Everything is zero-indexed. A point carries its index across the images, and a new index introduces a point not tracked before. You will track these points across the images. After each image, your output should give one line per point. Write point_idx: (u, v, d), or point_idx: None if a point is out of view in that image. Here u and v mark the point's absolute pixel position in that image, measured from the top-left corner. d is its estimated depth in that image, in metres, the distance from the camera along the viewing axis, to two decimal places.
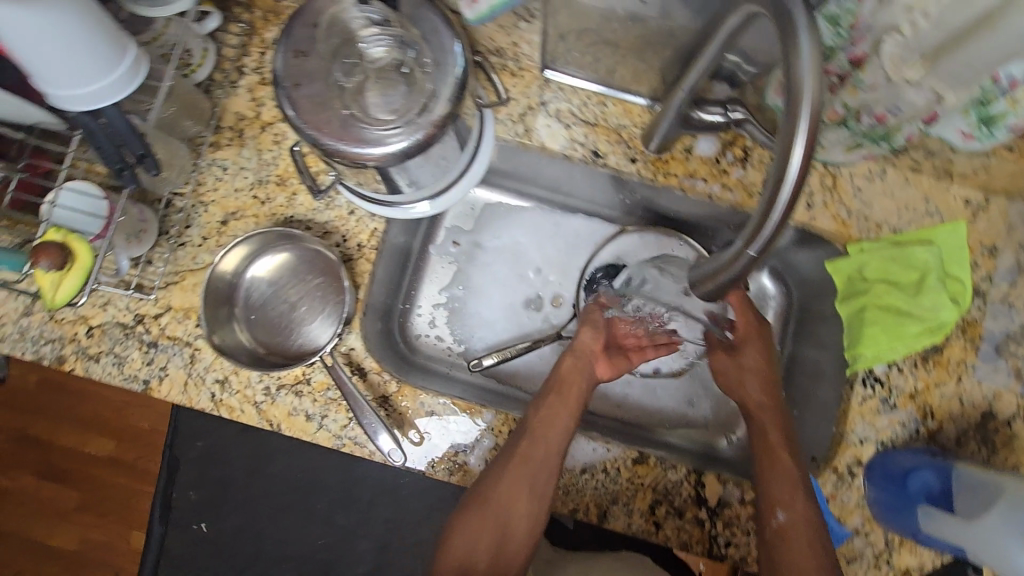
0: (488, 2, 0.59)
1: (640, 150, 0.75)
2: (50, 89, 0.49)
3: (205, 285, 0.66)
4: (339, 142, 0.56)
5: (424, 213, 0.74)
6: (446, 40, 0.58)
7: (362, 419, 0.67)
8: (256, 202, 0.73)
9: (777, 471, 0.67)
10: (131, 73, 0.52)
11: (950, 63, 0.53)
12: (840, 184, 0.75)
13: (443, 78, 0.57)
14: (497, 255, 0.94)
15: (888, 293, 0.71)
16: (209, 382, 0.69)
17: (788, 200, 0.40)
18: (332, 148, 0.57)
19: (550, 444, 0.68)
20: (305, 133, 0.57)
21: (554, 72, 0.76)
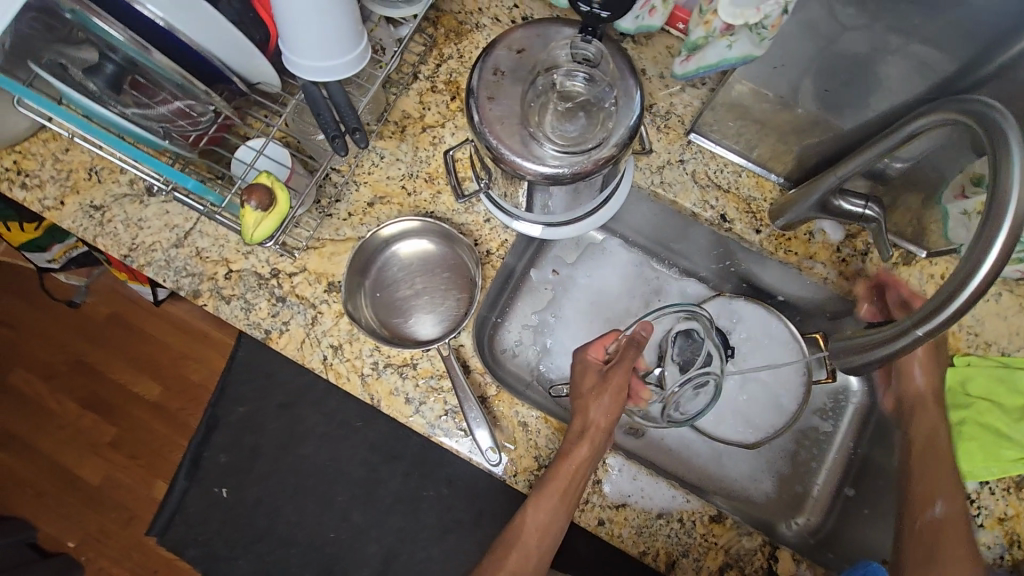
0: (699, 62, 0.65)
1: (765, 223, 0.79)
2: (298, 59, 0.56)
3: (354, 256, 0.72)
4: (512, 154, 0.62)
5: (533, 233, 0.77)
6: (629, 86, 0.63)
7: (468, 412, 0.69)
8: (403, 192, 0.78)
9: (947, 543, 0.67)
10: (363, 56, 0.58)
11: None
12: None
13: (619, 122, 0.62)
14: (593, 292, 0.98)
15: (990, 412, 0.72)
16: (324, 345, 0.73)
17: (971, 293, 0.45)
18: (505, 158, 0.62)
19: (539, 524, 0.66)
20: (486, 141, 0.63)
21: (699, 136, 0.80)
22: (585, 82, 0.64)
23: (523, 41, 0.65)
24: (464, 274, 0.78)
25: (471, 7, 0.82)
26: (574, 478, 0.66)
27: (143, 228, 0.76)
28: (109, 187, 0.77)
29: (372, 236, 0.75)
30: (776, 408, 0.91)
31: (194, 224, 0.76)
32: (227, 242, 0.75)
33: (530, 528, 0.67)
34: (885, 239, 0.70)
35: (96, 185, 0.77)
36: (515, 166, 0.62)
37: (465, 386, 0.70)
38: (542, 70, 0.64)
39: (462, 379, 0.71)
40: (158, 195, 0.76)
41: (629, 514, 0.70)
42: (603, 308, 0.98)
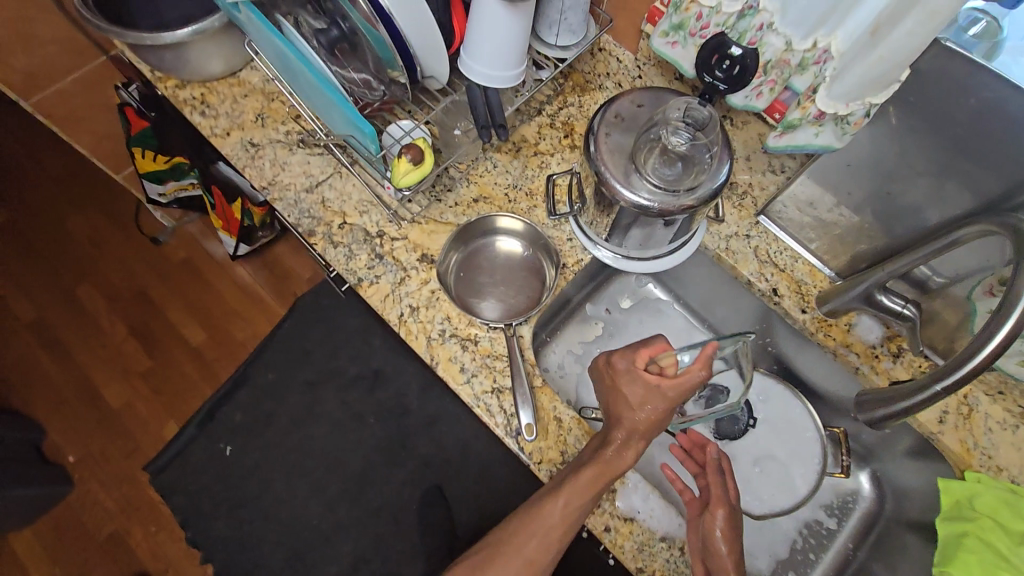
0: (790, 139, 0.76)
1: (812, 305, 0.87)
2: (472, 64, 0.71)
3: (455, 233, 0.85)
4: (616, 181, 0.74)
5: (607, 259, 0.88)
6: (723, 155, 0.73)
7: (518, 391, 0.77)
8: (504, 199, 0.90)
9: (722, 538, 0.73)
10: (518, 79, 0.73)
11: None
12: (974, 417, 0.82)
13: (706, 180, 0.73)
14: (635, 338, 1.07)
15: (993, 531, 0.75)
16: (403, 304, 0.82)
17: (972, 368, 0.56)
18: (605, 182, 0.75)
19: (565, 516, 0.70)
20: (594, 165, 0.76)
21: (766, 219, 0.90)
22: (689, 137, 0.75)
23: (643, 100, 0.79)
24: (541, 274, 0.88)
25: (601, 70, 0.96)
26: (602, 482, 0.69)
27: (284, 170, 0.89)
28: (269, 131, 0.91)
29: (474, 223, 0.88)
30: (788, 489, 0.94)
31: (328, 177, 0.89)
32: (349, 199, 0.88)
33: (553, 518, 0.71)
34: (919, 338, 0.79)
35: (259, 127, 0.91)
36: (617, 189, 0.74)
37: (524, 369, 0.78)
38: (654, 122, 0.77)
39: (522, 363, 0.79)
40: (307, 148, 0.90)
41: (635, 529, 0.73)
42: None
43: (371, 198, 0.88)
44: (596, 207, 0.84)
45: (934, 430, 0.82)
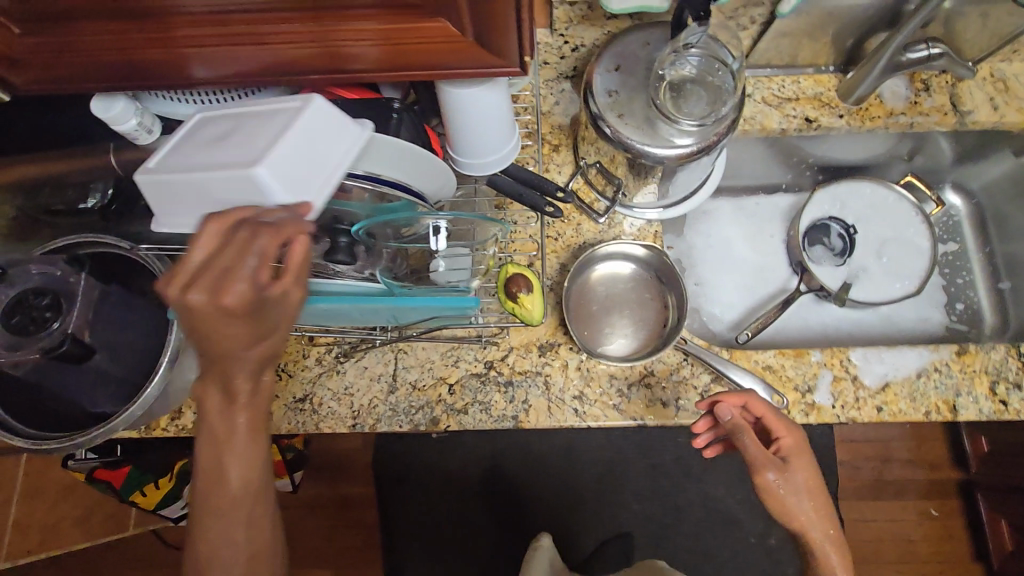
0: None
1: (840, 107, 0.90)
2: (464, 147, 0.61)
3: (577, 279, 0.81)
4: (666, 147, 0.70)
5: (656, 219, 0.84)
6: (723, 61, 0.72)
7: (727, 371, 0.74)
8: (552, 240, 0.83)
9: (805, 471, 0.69)
10: (502, 138, 0.61)
11: None
12: (1011, 85, 0.88)
13: (729, 93, 0.70)
14: (720, 245, 1.08)
15: None
16: (569, 400, 0.76)
17: None
18: (636, 151, 0.70)
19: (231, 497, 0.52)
20: (619, 142, 0.71)
21: (752, 71, 0.92)
22: (686, 66, 0.72)
23: (615, 59, 0.73)
24: (649, 283, 0.83)
25: None
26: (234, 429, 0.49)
27: (354, 393, 0.77)
28: (302, 376, 0.78)
29: (591, 270, 0.83)
30: (916, 252, 0.99)
31: (396, 363, 0.78)
32: (433, 363, 0.78)
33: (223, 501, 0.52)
34: (960, 61, 0.80)
35: (290, 380, 0.78)
36: (678, 151, 0.70)
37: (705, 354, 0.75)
38: (646, 70, 0.72)
39: (708, 354, 0.76)
40: (352, 356, 0.78)
41: (897, 390, 0.75)
42: (733, 256, 1.08)
43: (451, 344, 0.79)
44: (645, 180, 0.80)
45: (997, 118, 0.87)
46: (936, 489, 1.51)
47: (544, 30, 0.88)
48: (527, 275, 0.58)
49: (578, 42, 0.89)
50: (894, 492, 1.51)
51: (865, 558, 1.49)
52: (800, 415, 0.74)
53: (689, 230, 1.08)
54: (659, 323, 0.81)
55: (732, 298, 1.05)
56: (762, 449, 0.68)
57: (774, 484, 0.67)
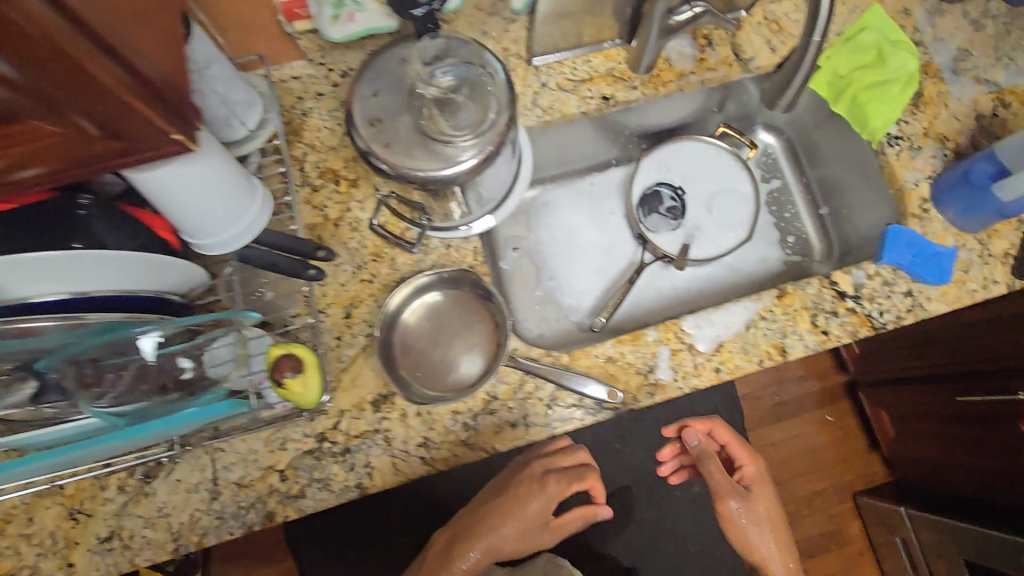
0: None
1: (631, 77, 0.87)
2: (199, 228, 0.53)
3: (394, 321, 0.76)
4: (446, 169, 0.63)
5: (468, 232, 0.77)
6: (483, 57, 0.65)
7: (566, 379, 0.73)
8: (365, 283, 0.75)
9: (766, 498, 1.03)
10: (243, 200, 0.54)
11: None
12: (783, 25, 0.90)
13: (496, 88, 0.64)
14: (565, 235, 1.02)
15: (866, 74, 0.87)
16: (413, 451, 0.71)
17: None
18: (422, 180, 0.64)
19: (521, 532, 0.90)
20: (400, 175, 0.64)
21: (540, 59, 0.86)
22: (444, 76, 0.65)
23: (370, 83, 0.65)
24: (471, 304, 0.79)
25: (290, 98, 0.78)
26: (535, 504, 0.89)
27: (169, 513, 0.67)
28: (102, 510, 0.67)
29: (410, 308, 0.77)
30: (742, 199, 1.00)
31: (212, 466, 0.68)
32: (256, 454, 0.69)
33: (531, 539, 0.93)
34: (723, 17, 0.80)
35: (90, 521, 0.66)
36: (472, 169, 0.64)
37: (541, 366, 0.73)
38: (410, 90, 0.65)
39: (547, 365, 0.74)
40: (159, 472, 0.68)
41: (731, 347, 0.78)
42: (582, 242, 1.02)
43: (273, 430, 0.69)
44: (446, 198, 0.73)
45: (777, 60, 0.89)
46: (828, 397, 1.59)
47: (299, 62, 0.78)
48: (290, 350, 0.63)
49: (343, 67, 0.79)
50: (790, 411, 1.58)
51: (785, 477, 1.55)
52: (649, 395, 0.75)
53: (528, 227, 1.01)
54: (492, 343, 0.78)
55: (584, 285, 1.00)
56: (726, 483, 1.00)
57: (737, 509, 1.01)
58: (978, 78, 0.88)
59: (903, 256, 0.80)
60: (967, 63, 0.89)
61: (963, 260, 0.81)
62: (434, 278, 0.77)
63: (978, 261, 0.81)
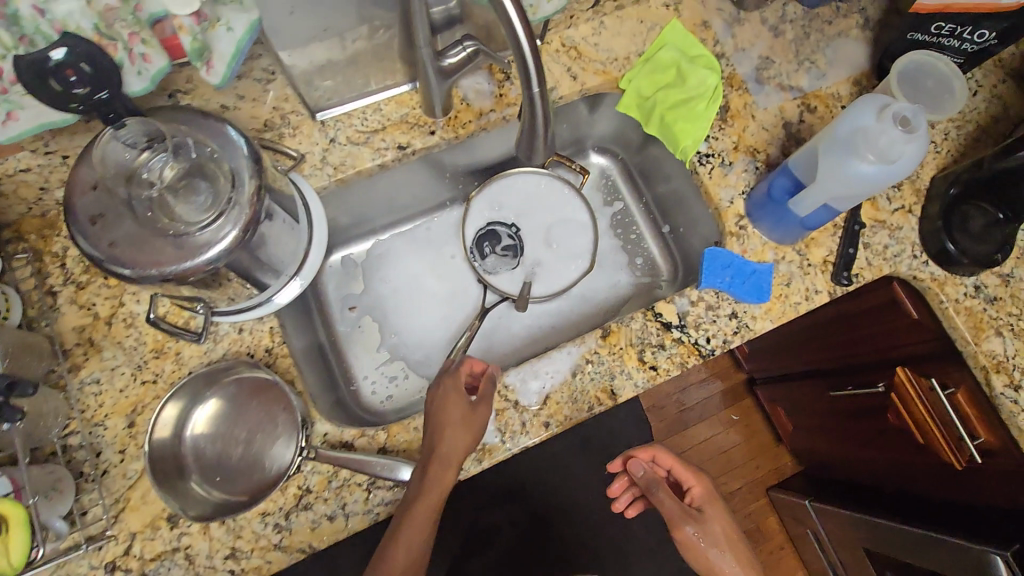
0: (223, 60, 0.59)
1: (432, 122, 0.83)
2: None
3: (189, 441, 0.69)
4: (197, 258, 0.57)
5: (268, 307, 0.73)
6: (216, 127, 0.61)
7: (373, 469, 0.66)
8: (148, 386, 0.70)
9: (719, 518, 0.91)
10: None
11: None
12: (582, 50, 0.88)
13: (234, 155, 0.60)
14: (407, 286, 1.00)
15: (669, 94, 0.86)
16: (221, 564, 0.65)
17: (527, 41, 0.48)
18: (179, 272, 0.57)
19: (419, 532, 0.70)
20: (147, 277, 0.57)
21: (325, 111, 0.81)
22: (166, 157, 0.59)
23: (88, 177, 0.57)
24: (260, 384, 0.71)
25: (43, 193, 0.72)
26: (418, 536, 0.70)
27: None
28: None
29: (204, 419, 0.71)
30: (578, 226, 1.00)
31: None
32: None
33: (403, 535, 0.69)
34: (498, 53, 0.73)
35: None
36: (233, 247, 0.59)
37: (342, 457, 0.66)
38: (132, 182, 0.58)
39: (350, 455, 0.67)
40: None
41: (558, 397, 0.73)
42: (424, 290, 1.00)
43: (50, 567, 0.63)
44: (227, 285, 0.67)
45: (579, 88, 0.87)
46: (733, 392, 1.62)
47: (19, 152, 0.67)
48: None
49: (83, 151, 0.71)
50: (699, 415, 1.60)
51: None
52: (474, 463, 0.70)
53: (364, 283, 1.00)
54: (290, 420, 0.71)
55: (429, 336, 0.99)
56: (678, 508, 0.90)
57: (693, 535, 0.89)
58: (782, 84, 0.88)
59: (722, 278, 0.78)
60: (769, 71, 0.89)
61: (783, 273, 0.80)
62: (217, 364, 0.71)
63: (799, 271, 0.80)
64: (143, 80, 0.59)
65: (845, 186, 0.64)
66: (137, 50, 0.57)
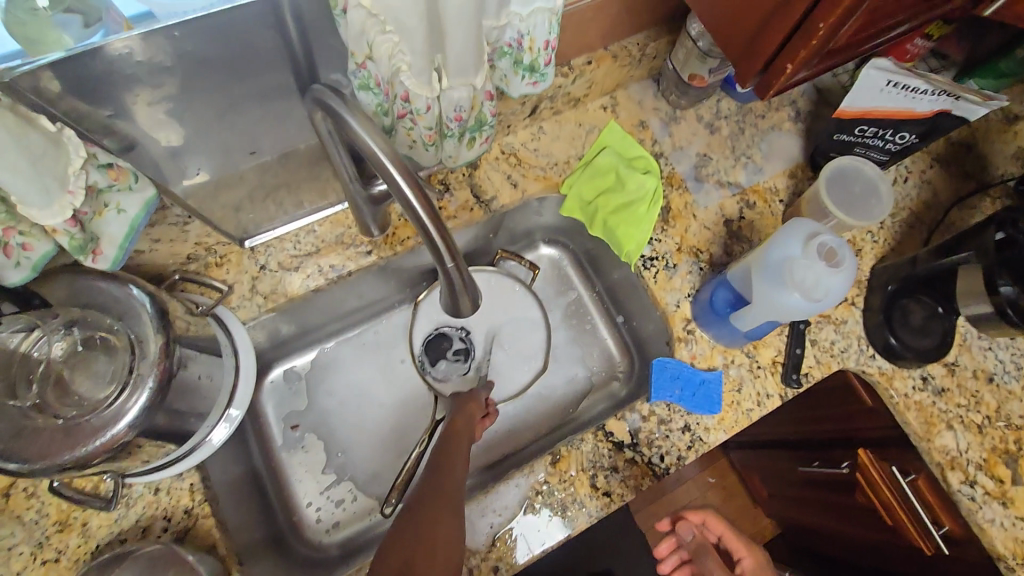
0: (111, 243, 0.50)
1: (367, 241, 0.80)
2: None
3: None
4: (91, 441, 0.52)
5: (197, 458, 0.68)
6: (118, 290, 0.57)
7: None
8: (50, 564, 0.63)
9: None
10: None
11: (450, 64, 0.53)
12: (521, 157, 0.87)
13: (137, 321, 0.56)
14: (354, 396, 0.95)
15: (609, 199, 0.87)
16: None
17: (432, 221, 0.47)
18: (74, 460, 0.51)
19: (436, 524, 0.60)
20: (37, 470, 0.51)
21: (254, 237, 0.78)
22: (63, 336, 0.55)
23: None
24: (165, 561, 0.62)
25: None
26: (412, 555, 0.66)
27: None
28: None
29: None
30: (529, 325, 0.96)
31: None
32: None
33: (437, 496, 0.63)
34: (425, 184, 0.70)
35: None
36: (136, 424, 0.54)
37: None
38: (12, 382, 0.52)
39: None
40: None
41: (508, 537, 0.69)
42: (371, 401, 0.95)
43: None
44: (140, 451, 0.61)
45: (519, 195, 0.86)
46: (706, 457, 1.58)
47: None
48: None
49: None
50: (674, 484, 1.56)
51: None
52: None
53: (305, 397, 0.94)
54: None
55: (378, 452, 0.92)
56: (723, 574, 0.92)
57: None
58: (720, 181, 0.89)
59: (672, 390, 0.77)
60: (707, 169, 0.89)
61: (733, 378, 0.78)
62: (141, 534, 0.66)
63: (749, 377, 0.78)
64: (21, 270, 0.47)
65: (775, 311, 0.66)
66: (13, 242, 0.45)
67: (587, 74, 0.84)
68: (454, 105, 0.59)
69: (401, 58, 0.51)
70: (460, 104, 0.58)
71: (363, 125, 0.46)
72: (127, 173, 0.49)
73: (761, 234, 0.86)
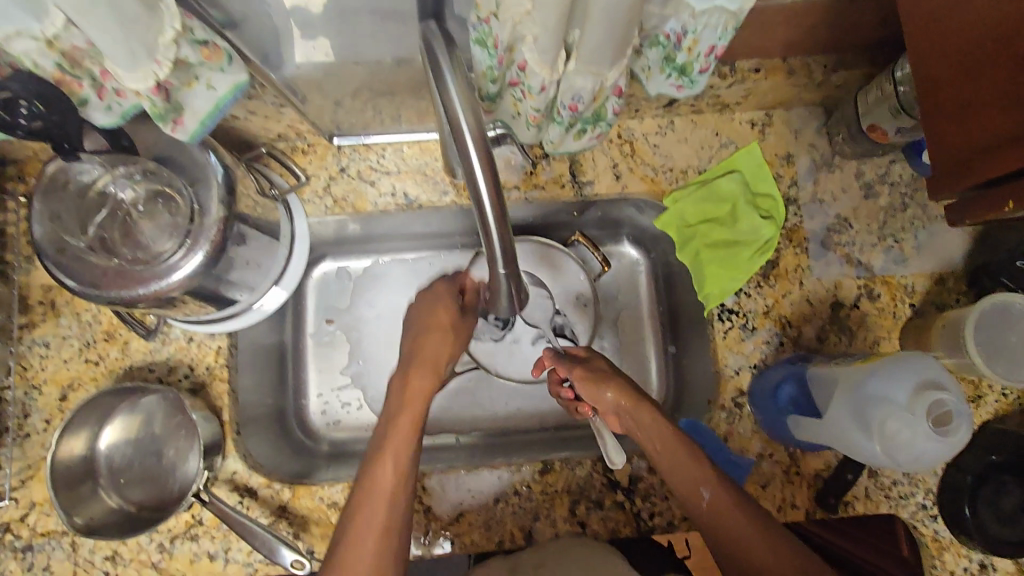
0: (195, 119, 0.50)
1: (449, 180, 0.77)
2: None
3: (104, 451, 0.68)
4: (136, 288, 0.54)
5: (229, 326, 0.72)
6: (197, 154, 0.57)
7: (254, 541, 0.63)
8: (90, 365, 0.70)
9: None
10: None
11: (583, 47, 0.47)
12: (637, 147, 0.79)
13: (207, 190, 0.57)
14: (390, 317, 0.95)
15: (712, 230, 0.77)
16: (100, 562, 0.66)
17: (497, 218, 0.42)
18: (120, 299, 0.54)
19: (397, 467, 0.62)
20: (91, 295, 0.54)
21: (344, 136, 0.77)
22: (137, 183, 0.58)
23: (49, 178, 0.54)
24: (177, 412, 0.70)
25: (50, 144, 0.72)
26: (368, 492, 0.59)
27: None
28: None
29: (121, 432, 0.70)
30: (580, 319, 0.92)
31: None
32: None
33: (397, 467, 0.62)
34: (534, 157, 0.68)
35: None
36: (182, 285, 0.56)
37: (230, 514, 0.63)
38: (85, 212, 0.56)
39: (235, 513, 0.64)
40: None
41: (472, 517, 0.69)
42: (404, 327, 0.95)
43: None
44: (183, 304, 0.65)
45: (618, 189, 0.78)
46: None
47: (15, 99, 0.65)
48: None
49: None
50: None
51: None
52: None
53: (348, 299, 0.95)
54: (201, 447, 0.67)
55: None
56: None
57: None
58: (850, 255, 0.76)
59: None
60: (840, 237, 0.76)
61: (764, 471, 0.70)
62: (167, 372, 0.71)
63: (781, 478, 0.70)
64: (111, 114, 0.49)
65: (844, 443, 0.59)
66: (108, 86, 0.46)
67: (750, 83, 0.72)
68: (572, 93, 0.52)
69: (529, 28, 0.45)
70: (579, 93, 0.51)
71: (462, 97, 0.40)
72: (220, 55, 0.47)
73: (868, 332, 0.74)
